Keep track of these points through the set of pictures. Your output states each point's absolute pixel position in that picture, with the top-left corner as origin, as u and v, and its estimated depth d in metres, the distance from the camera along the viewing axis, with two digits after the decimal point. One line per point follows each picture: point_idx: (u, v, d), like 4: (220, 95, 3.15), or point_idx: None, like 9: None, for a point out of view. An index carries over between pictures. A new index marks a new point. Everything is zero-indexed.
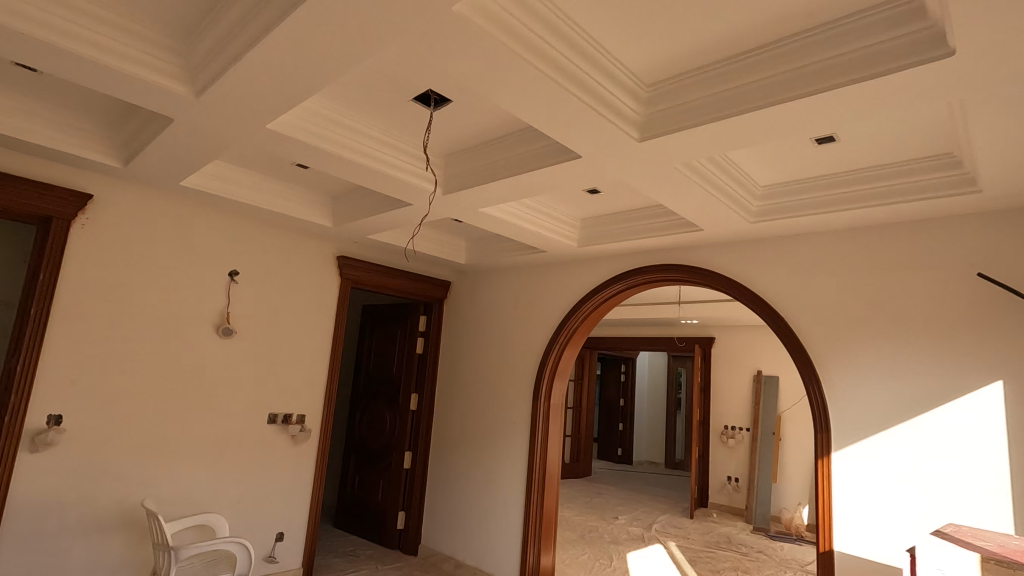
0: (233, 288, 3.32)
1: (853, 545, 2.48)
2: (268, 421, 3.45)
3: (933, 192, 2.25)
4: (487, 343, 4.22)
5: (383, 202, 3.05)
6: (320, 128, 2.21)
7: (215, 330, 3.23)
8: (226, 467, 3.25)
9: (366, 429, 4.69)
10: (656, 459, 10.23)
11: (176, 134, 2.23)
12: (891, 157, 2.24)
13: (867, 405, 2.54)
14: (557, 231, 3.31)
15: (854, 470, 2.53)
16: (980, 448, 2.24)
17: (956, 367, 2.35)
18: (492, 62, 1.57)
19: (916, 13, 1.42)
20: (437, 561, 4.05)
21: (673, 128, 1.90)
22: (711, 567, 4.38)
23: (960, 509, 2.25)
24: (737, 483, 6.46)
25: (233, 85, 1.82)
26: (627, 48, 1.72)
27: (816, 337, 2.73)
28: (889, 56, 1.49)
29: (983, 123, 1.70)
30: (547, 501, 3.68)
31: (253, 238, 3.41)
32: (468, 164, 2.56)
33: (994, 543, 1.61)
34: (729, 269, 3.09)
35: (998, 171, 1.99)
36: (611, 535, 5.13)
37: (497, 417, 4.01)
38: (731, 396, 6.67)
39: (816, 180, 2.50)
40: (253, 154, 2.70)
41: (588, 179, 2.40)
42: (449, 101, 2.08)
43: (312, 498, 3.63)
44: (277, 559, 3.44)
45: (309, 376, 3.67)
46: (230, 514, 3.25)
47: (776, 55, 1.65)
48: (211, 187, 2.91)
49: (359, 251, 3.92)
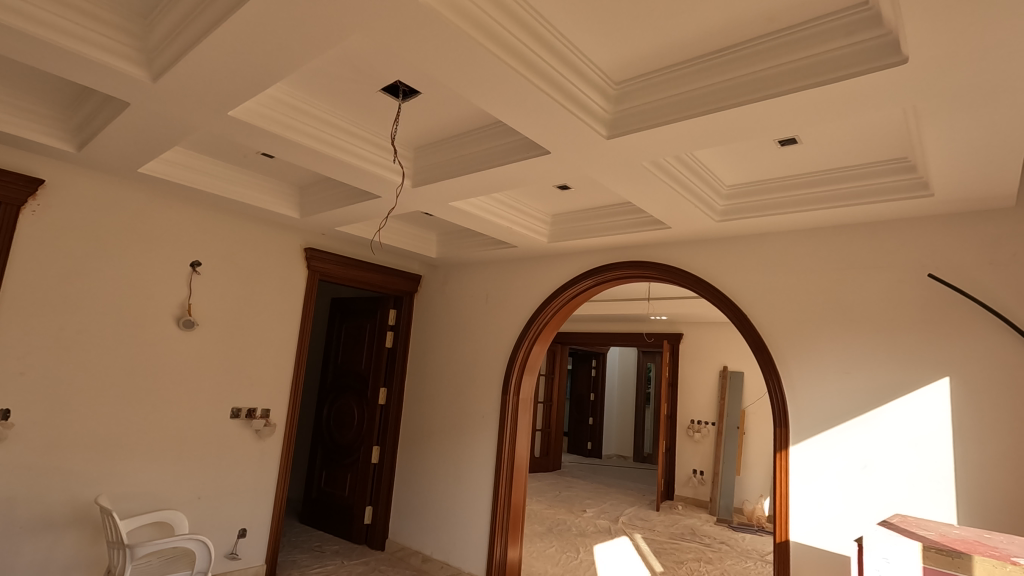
0: (195, 279, 3.23)
1: (809, 536, 2.56)
2: (231, 416, 3.38)
3: (888, 195, 2.33)
4: (458, 338, 4.21)
5: (351, 194, 3.00)
6: (284, 117, 2.16)
7: (176, 322, 3.15)
8: (186, 463, 3.17)
9: (334, 424, 4.64)
10: (625, 453, 10.38)
11: (133, 119, 2.15)
12: (850, 160, 2.31)
13: (823, 400, 2.62)
14: (527, 227, 3.31)
15: (810, 462, 2.61)
16: (928, 441, 2.34)
17: (909, 365, 2.43)
18: (460, 55, 1.55)
19: (873, 20, 1.46)
20: (404, 555, 4.04)
21: (639, 127, 1.92)
22: (675, 559, 4.47)
23: (908, 501, 2.34)
24: (702, 476, 6.60)
25: (194, 69, 1.76)
26: (595, 46, 1.72)
27: (777, 333, 2.80)
28: (847, 62, 1.53)
29: (935, 130, 1.76)
30: (515, 493, 3.71)
31: (216, 228, 3.32)
32: (437, 158, 2.53)
33: (935, 532, 1.69)
34: (695, 266, 3.15)
35: (950, 176, 2.07)
36: (579, 528, 5.19)
37: (466, 411, 4.01)
38: (697, 391, 6.81)
39: (778, 182, 2.56)
40: (216, 141, 2.62)
41: (558, 175, 2.41)
42: (418, 93, 2.06)
43: (277, 493, 3.58)
44: (239, 556, 3.38)
45: (274, 371, 3.60)
46: (190, 510, 3.18)
47: (740, 57, 1.68)
48: (172, 175, 2.82)
49: (327, 243, 3.86)
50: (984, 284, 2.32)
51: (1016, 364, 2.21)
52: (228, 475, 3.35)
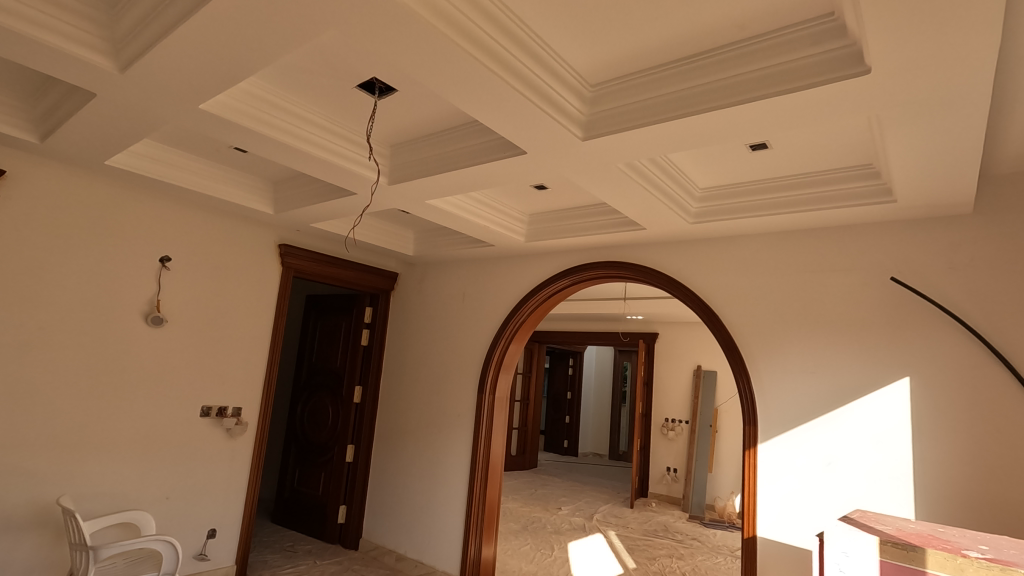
0: (164, 275, 3.16)
1: (776, 532, 2.62)
2: (200, 415, 3.32)
3: (854, 200, 2.39)
4: (434, 336, 4.20)
5: (326, 191, 2.97)
6: (256, 111, 2.12)
7: (144, 319, 3.07)
8: (154, 462, 3.10)
9: (308, 422, 4.59)
10: (601, 451, 10.48)
11: (99, 110, 2.09)
12: (818, 166, 2.38)
13: (791, 399, 2.68)
14: (504, 226, 3.32)
15: (777, 459, 2.68)
16: (889, 439, 2.41)
17: (872, 365, 2.51)
18: (435, 54, 1.55)
19: (838, 31, 1.51)
20: (378, 554, 4.02)
21: (613, 129, 1.94)
22: (647, 555, 4.53)
23: (869, 498, 2.42)
24: (676, 473, 6.70)
25: (164, 61, 1.72)
26: (571, 49, 1.74)
27: (746, 334, 2.87)
28: (813, 71, 1.57)
29: (897, 138, 1.82)
30: (490, 491, 3.72)
31: (186, 223, 3.25)
32: (414, 156, 2.52)
33: (893, 527, 1.74)
34: (669, 267, 3.20)
35: (912, 183, 2.14)
36: (554, 525, 5.23)
37: (442, 410, 4.00)
38: (672, 390, 6.91)
39: (750, 185, 2.62)
40: (187, 134, 2.57)
41: (534, 175, 2.42)
42: (394, 90, 2.05)
43: (248, 492, 3.53)
44: (208, 557, 3.32)
45: (246, 369, 3.55)
46: (158, 510, 3.11)
47: (710, 63, 1.71)
48: (140, 167, 2.75)
49: (302, 240, 3.81)
50: (943, 287, 2.41)
51: (972, 365, 2.30)
52: (198, 474, 3.29)
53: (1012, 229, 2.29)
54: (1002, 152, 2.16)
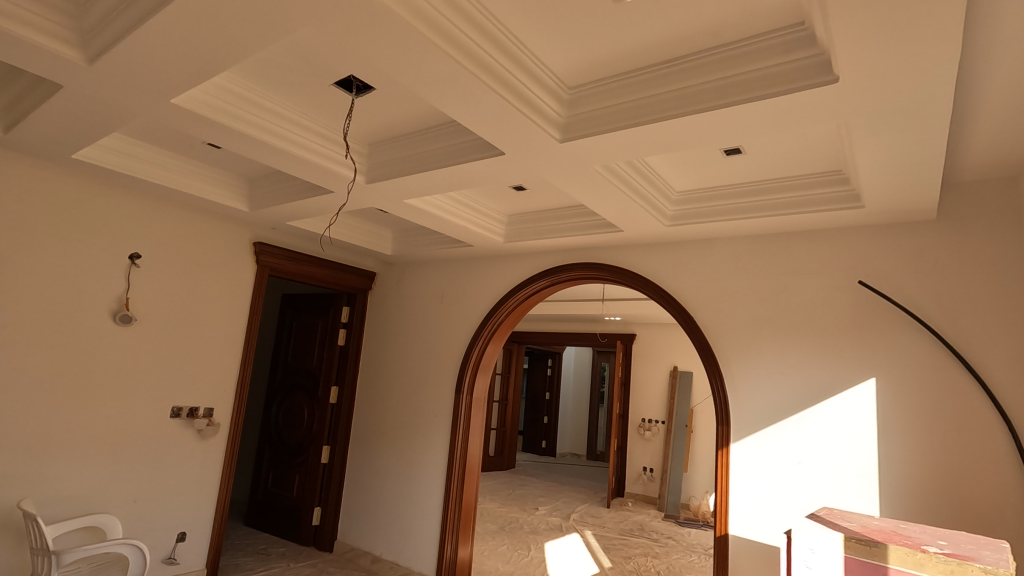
0: (135, 272, 3.09)
1: (747, 530, 2.67)
2: (171, 416, 3.25)
3: (824, 205, 2.45)
4: (411, 337, 4.18)
5: (302, 189, 2.94)
6: (230, 106, 2.09)
7: (112, 317, 3.00)
8: (121, 464, 3.03)
9: (283, 423, 4.52)
10: (579, 451, 10.53)
11: (66, 102, 2.04)
12: (790, 171, 2.43)
13: (763, 399, 2.74)
14: (483, 226, 3.33)
15: (748, 458, 2.73)
16: (856, 438, 2.48)
17: (841, 366, 2.58)
18: (413, 53, 1.55)
19: (808, 40, 1.55)
20: (353, 556, 3.98)
21: (591, 132, 1.96)
22: (623, 554, 4.57)
23: (837, 495, 2.47)
24: (652, 473, 6.78)
25: (135, 54, 1.68)
26: (549, 51, 1.75)
27: (721, 335, 2.91)
28: (784, 78, 1.61)
29: (865, 146, 1.88)
30: (467, 492, 3.71)
31: (157, 219, 3.18)
32: (392, 154, 2.51)
33: (857, 524, 1.80)
34: (645, 269, 3.23)
35: (879, 189, 2.21)
36: (531, 525, 5.24)
37: (419, 410, 3.98)
38: (648, 390, 6.99)
39: (725, 189, 2.67)
40: (159, 128, 2.52)
41: (512, 176, 2.43)
42: (372, 89, 2.04)
43: (220, 494, 3.47)
44: (178, 560, 3.25)
45: (218, 369, 3.48)
46: (125, 513, 3.04)
47: (684, 69, 1.74)
48: (110, 162, 2.68)
49: (278, 238, 3.75)
50: (908, 291, 2.48)
51: (935, 366, 2.38)
52: (167, 476, 3.22)
53: (973, 236, 2.37)
54: (964, 161, 2.24)
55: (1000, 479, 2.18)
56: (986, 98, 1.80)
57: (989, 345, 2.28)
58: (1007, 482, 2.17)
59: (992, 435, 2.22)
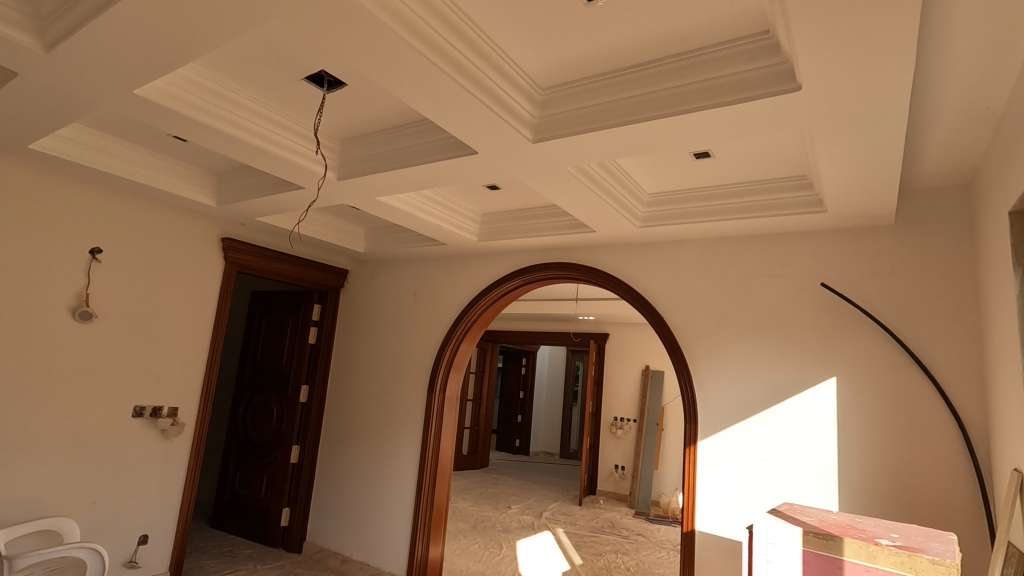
0: (95, 267, 2.99)
1: (712, 525, 2.72)
2: (133, 415, 3.16)
3: (790, 209, 2.52)
4: (383, 335, 4.14)
5: (272, 184, 2.89)
6: (195, 98, 2.04)
7: (71, 313, 2.90)
8: (80, 465, 2.93)
9: (251, 422, 4.44)
10: (552, 449, 10.59)
11: (22, 90, 1.96)
12: (757, 175, 2.49)
13: (729, 398, 2.80)
14: (456, 225, 3.32)
15: (715, 455, 2.79)
16: (817, 436, 2.55)
17: (803, 366, 2.65)
18: (385, 50, 1.54)
19: (772, 49, 1.59)
20: (322, 557, 3.93)
21: (562, 133, 1.98)
22: (593, 551, 4.62)
23: (798, 491, 2.55)
24: (623, 471, 6.86)
25: (97, 43, 1.63)
26: (522, 52, 1.76)
27: (689, 335, 2.97)
28: (747, 85, 1.65)
29: (826, 153, 1.94)
30: (439, 491, 3.70)
31: (120, 213, 3.09)
32: (364, 151, 2.49)
33: (816, 518, 1.86)
34: (617, 269, 3.28)
35: (840, 195, 2.28)
36: (503, 523, 5.26)
37: (391, 410, 3.96)
38: (621, 389, 7.07)
39: (695, 192, 2.72)
40: (122, 120, 2.44)
41: (485, 176, 2.44)
42: (343, 84, 2.02)
43: (185, 495, 3.39)
44: (139, 564, 3.16)
45: (183, 367, 3.40)
46: (83, 516, 2.94)
47: (654, 73, 1.76)
48: (69, 153, 2.58)
49: (246, 234, 3.68)
50: (867, 293, 2.57)
51: (891, 366, 2.47)
52: (129, 477, 3.14)
53: (927, 241, 2.47)
54: (920, 169, 2.33)
55: (951, 474, 2.28)
56: (940, 109, 1.88)
57: (941, 346, 2.38)
58: (958, 477, 2.26)
59: (943, 432, 2.32)
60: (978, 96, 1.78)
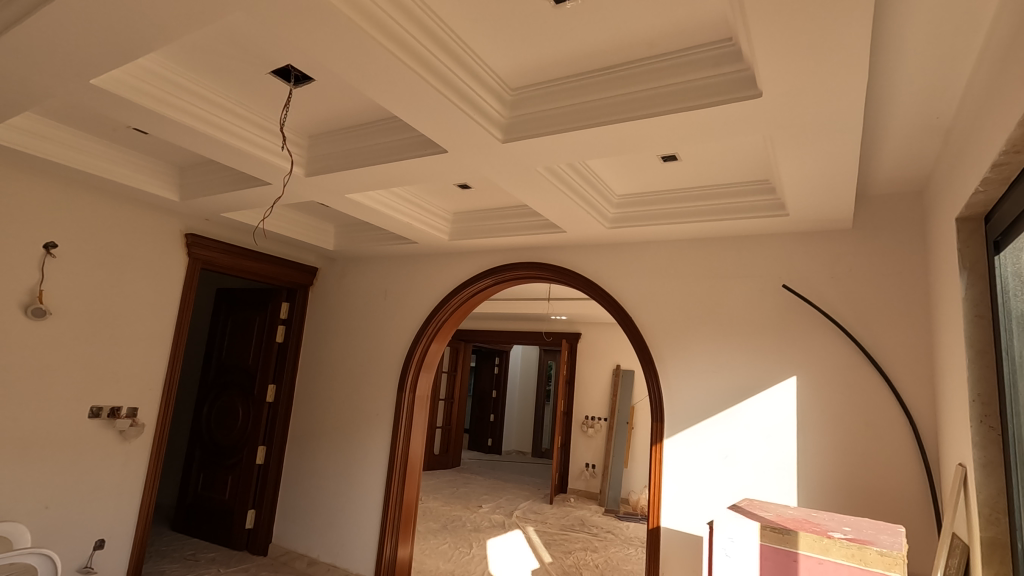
0: (50, 263, 2.88)
1: (677, 521, 2.77)
2: (90, 416, 3.06)
3: (753, 212, 2.59)
4: (353, 334, 4.10)
5: (238, 179, 2.83)
6: (155, 90, 1.98)
7: (23, 311, 2.78)
8: (32, 468, 2.82)
9: (215, 422, 4.34)
10: (524, 448, 10.63)
11: None
12: (722, 178, 2.55)
13: (695, 397, 2.86)
14: (427, 223, 3.31)
15: (680, 453, 2.84)
16: (778, 433, 2.62)
17: (765, 365, 2.73)
18: (353, 47, 1.52)
19: (733, 56, 1.63)
20: (288, 559, 3.87)
21: (530, 134, 1.99)
22: (563, 549, 4.66)
23: (758, 487, 2.62)
24: (594, 469, 6.93)
25: (50, 29, 1.57)
26: (491, 53, 1.76)
27: (657, 335, 3.02)
28: (710, 91, 1.69)
29: (787, 159, 2.00)
30: (408, 491, 3.68)
31: (77, 206, 2.98)
32: (333, 147, 2.46)
33: (773, 513, 1.92)
34: (586, 269, 3.31)
35: (800, 200, 2.35)
36: (474, 523, 5.26)
37: (361, 409, 3.91)
38: (592, 388, 7.14)
39: (662, 194, 2.77)
40: (79, 110, 2.36)
41: (456, 176, 2.44)
42: (311, 80, 1.99)
43: (144, 498, 3.30)
44: (95, 569, 3.06)
45: (142, 366, 3.30)
46: (35, 521, 2.83)
47: (621, 76, 1.79)
48: (23, 144, 2.48)
49: (211, 230, 3.59)
50: (826, 295, 2.65)
51: (847, 365, 2.56)
52: (85, 480, 3.03)
53: (883, 244, 2.56)
54: (876, 176, 2.42)
55: (902, 469, 2.37)
56: (893, 118, 1.95)
57: (893, 346, 2.47)
58: (908, 472, 2.36)
59: (895, 429, 2.41)
60: (929, 107, 1.86)
